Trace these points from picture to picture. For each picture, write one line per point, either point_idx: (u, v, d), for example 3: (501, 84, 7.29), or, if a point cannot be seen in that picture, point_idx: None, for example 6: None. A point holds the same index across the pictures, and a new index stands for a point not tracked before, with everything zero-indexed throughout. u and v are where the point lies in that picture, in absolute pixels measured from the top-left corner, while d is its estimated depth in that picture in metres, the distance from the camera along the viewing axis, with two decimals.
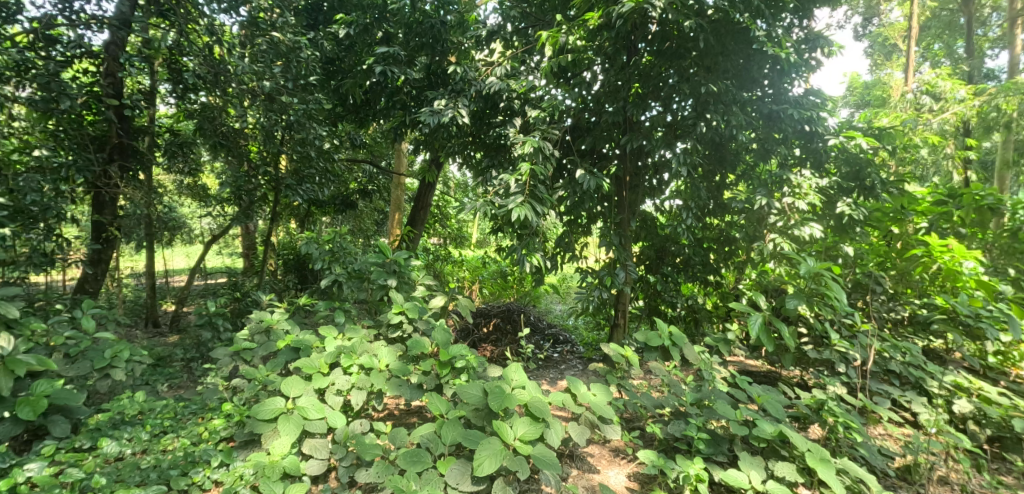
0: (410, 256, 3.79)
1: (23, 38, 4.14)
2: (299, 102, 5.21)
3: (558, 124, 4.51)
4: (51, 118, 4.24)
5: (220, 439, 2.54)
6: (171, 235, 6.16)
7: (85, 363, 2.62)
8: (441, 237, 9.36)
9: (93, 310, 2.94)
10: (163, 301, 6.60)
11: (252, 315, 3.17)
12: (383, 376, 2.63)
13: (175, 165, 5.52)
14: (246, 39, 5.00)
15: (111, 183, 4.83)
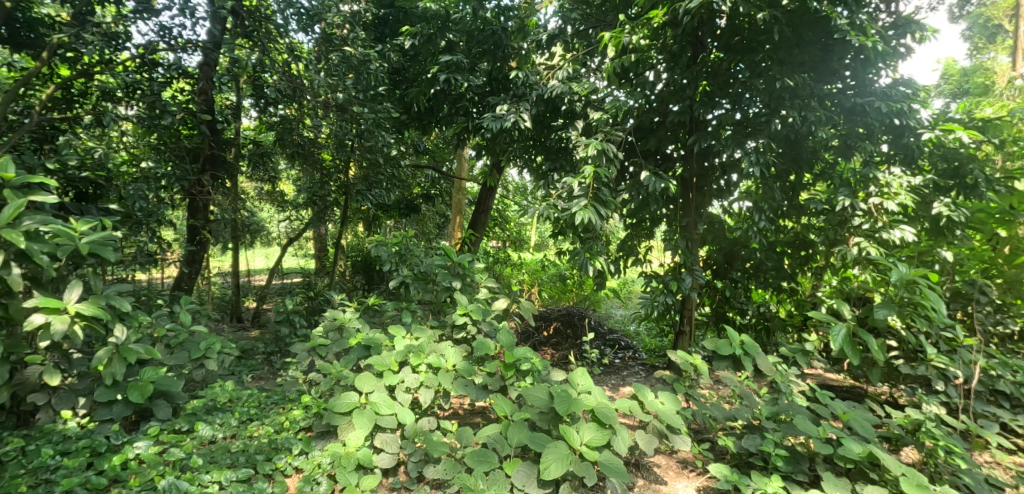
0: (473, 258, 3.86)
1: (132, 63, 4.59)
2: (369, 112, 5.46)
3: (621, 126, 4.42)
4: (153, 136, 4.78)
5: (299, 429, 2.70)
6: (253, 238, 6.64)
7: (184, 354, 2.88)
8: (500, 240, 9.46)
9: (189, 306, 3.22)
10: (245, 299, 7.14)
11: (327, 313, 3.34)
12: (450, 375, 2.69)
13: (256, 175, 5.94)
14: (320, 55, 5.29)
15: (204, 191, 5.31)
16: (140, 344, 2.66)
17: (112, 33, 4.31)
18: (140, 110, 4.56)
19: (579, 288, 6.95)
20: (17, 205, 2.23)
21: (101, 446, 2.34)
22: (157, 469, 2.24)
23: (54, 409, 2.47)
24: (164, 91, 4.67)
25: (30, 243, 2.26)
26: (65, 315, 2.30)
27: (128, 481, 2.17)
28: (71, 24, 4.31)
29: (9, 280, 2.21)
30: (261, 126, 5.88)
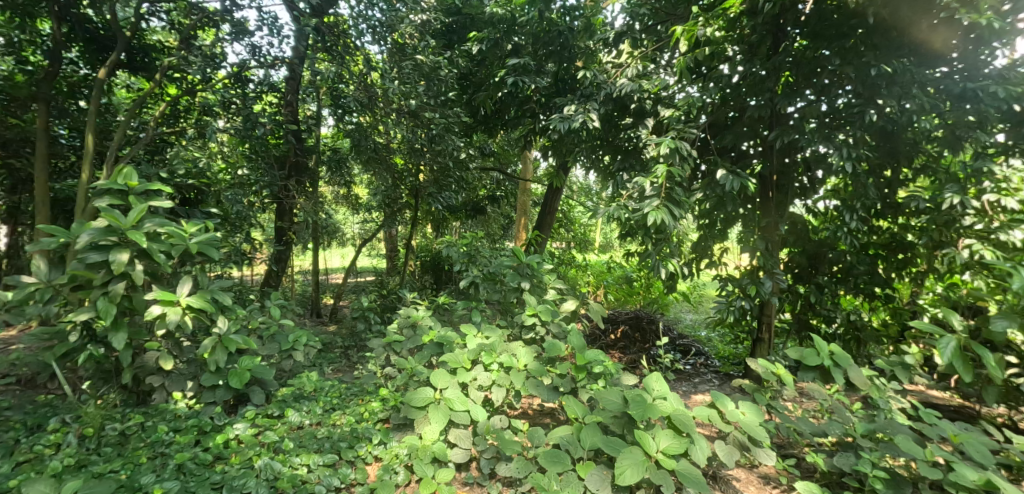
0: (541, 259, 3.87)
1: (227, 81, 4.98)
2: (440, 117, 5.63)
3: (694, 123, 4.25)
4: (244, 145, 5.20)
5: (378, 420, 2.84)
6: (331, 239, 7.07)
7: (275, 345, 3.13)
8: (565, 241, 9.42)
9: (279, 301, 3.47)
10: (324, 295, 7.63)
11: (401, 311, 3.49)
12: (521, 375, 2.71)
13: (333, 179, 6.32)
14: (392, 64, 5.50)
15: (290, 195, 5.73)
16: (239, 335, 2.90)
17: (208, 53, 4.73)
18: (229, 124, 4.96)
19: (646, 291, 6.77)
20: (139, 210, 2.51)
21: (207, 426, 2.58)
22: (255, 450, 2.43)
23: (167, 390, 2.75)
24: (255, 105, 5.09)
25: (150, 243, 2.53)
26: (178, 306, 2.55)
27: (229, 459, 2.38)
28: (182, 49, 4.89)
29: (133, 275, 2.49)
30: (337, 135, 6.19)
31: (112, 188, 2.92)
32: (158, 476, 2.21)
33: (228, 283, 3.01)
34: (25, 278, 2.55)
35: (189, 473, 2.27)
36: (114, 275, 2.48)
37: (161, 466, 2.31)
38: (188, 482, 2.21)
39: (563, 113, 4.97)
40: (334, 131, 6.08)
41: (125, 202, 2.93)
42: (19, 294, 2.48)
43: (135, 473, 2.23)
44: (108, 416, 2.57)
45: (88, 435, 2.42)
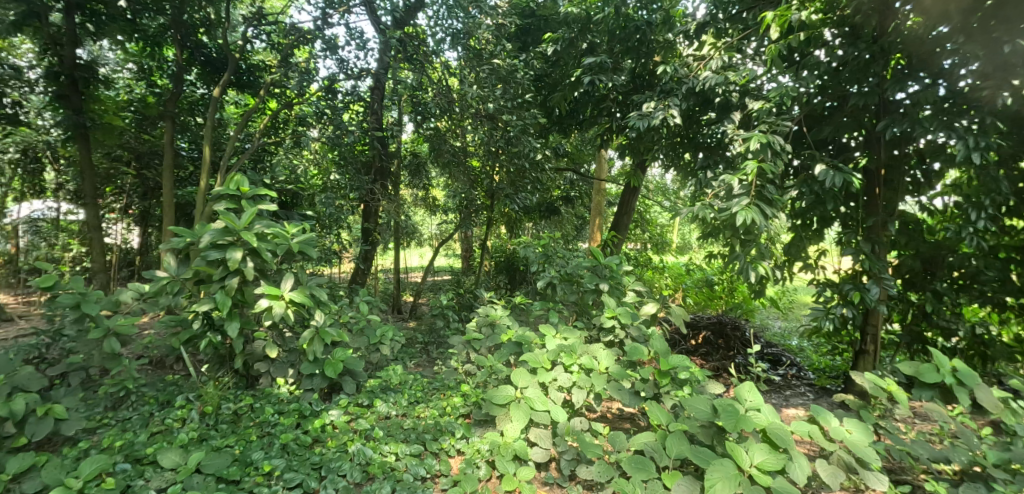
0: (620, 260, 3.80)
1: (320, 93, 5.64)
2: (517, 119, 5.70)
3: (787, 115, 3.96)
4: (332, 152, 5.74)
5: (459, 415, 2.93)
6: (412, 239, 7.41)
7: (365, 339, 3.34)
8: (640, 242, 9.18)
9: (368, 298, 3.70)
10: (405, 293, 8.00)
11: (480, 309, 3.58)
12: (602, 379, 2.68)
13: (412, 182, 6.59)
14: (470, 68, 5.64)
15: (375, 198, 6.06)
16: (333, 328, 3.11)
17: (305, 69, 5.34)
18: (319, 133, 5.69)
19: (730, 295, 6.42)
20: (251, 212, 2.77)
21: (306, 410, 2.80)
22: (348, 435, 2.60)
23: (272, 376, 3.02)
24: (344, 113, 5.63)
25: (259, 242, 2.79)
26: (282, 300, 2.78)
27: (326, 442, 2.56)
28: (282, 68, 5.48)
29: (245, 271, 2.76)
30: (417, 140, 6.40)
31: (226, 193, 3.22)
32: (266, 453, 2.43)
33: (324, 279, 3.26)
34: (159, 273, 2.89)
35: (292, 452, 2.48)
36: (230, 271, 2.76)
37: (269, 444, 2.54)
38: (292, 460, 2.41)
39: (642, 111, 4.84)
40: (414, 137, 6.30)
41: (238, 206, 3.21)
42: (155, 285, 2.82)
43: (247, 448, 2.46)
44: (223, 396, 2.86)
45: (208, 413, 2.71)
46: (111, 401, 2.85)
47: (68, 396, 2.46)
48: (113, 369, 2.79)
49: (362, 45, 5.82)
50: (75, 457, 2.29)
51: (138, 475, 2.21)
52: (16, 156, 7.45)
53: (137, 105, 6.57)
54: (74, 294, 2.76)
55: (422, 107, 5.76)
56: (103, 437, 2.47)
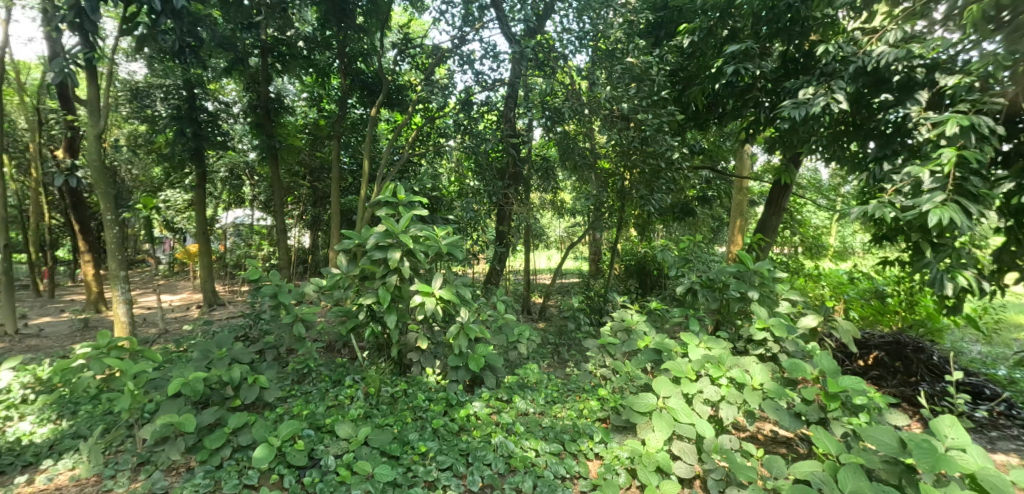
0: (772, 266, 3.46)
1: (455, 106, 6.13)
2: (653, 118, 5.47)
3: (997, 91, 3.24)
4: (470, 160, 6.23)
5: (596, 418, 2.93)
6: (541, 242, 7.58)
7: (503, 336, 3.54)
8: (790, 246, 8.25)
9: (504, 297, 3.89)
10: (535, 295, 8.19)
11: (615, 314, 3.52)
12: (756, 395, 2.48)
13: (542, 186, 6.70)
14: (603, 69, 5.55)
15: (509, 202, 6.30)
16: (476, 324, 3.31)
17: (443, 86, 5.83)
18: (454, 144, 6.34)
19: (910, 310, 5.46)
20: (407, 217, 3.08)
21: (452, 399, 3.03)
22: (491, 427, 2.76)
23: (422, 365, 3.32)
24: (478, 123, 6.14)
25: (414, 244, 3.08)
26: (433, 297, 3.03)
27: (471, 431, 2.73)
28: (425, 86, 6.02)
29: (402, 269, 3.07)
30: (547, 144, 6.48)
31: (385, 200, 3.59)
32: (420, 435, 2.68)
33: (468, 279, 3.50)
34: (334, 269, 3.33)
35: (442, 437, 2.69)
36: (390, 269, 3.09)
37: (422, 427, 2.79)
38: (442, 443, 2.63)
39: (797, 98, 4.33)
40: (545, 142, 6.39)
41: (396, 211, 3.57)
42: (331, 281, 3.25)
43: (404, 429, 2.73)
44: (383, 380, 3.22)
45: (371, 393, 3.06)
46: (297, 376, 3.37)
47: (269, 369, 2.96)
48: (299, 349, 3.28)
49: (498, 58, 6.11)
50: (274, 420, 2.74)
51: (320, 440, 2.58)
52: (226, 174, 9.19)
53: (311, 128, 7.95)
54: (273, 286, 3.31)
55: (552, 112, 5.72)
56: (293, 405, 2.92)
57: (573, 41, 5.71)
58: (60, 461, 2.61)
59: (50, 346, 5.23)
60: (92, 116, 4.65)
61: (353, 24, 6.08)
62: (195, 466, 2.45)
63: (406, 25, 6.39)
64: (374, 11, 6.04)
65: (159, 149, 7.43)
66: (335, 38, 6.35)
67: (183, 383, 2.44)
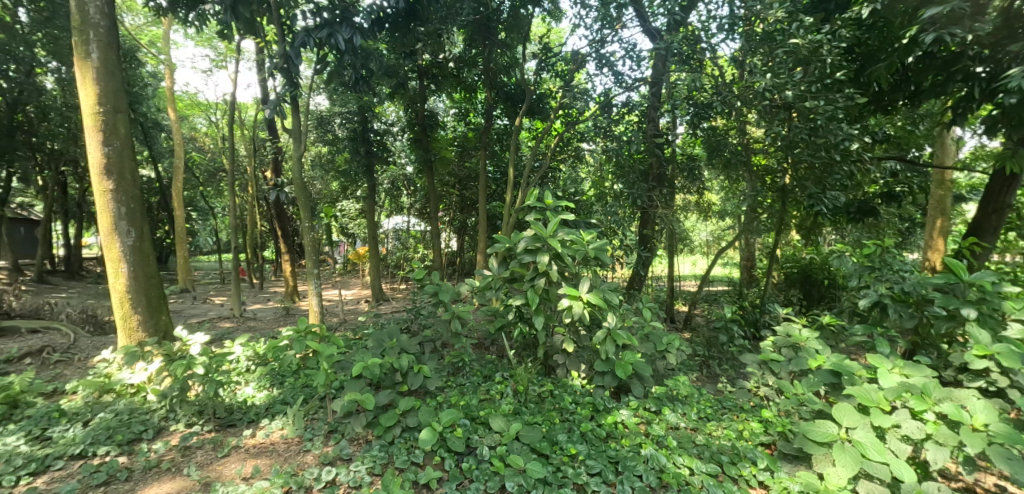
0: (997, 279, 2.82)
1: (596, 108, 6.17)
2: (824, 104, 4.68)
3: None
4: (612, 163, 6.14)
5: (758, 442, 2.71)
6: (686, 247, 7.17)
7: (651, 345, 3.46)
8: (1015, 254, 6.62)
9: (651, 304, 3.78)
10: (678, 303, 7.75)
11: (779, 328, 3.20)
12: (979, 437, 2.03)
13: (686, 186, 6.33)
14: (765, 56, 5.00)
15: (653, 205, 6.07)
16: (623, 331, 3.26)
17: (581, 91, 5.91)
18: (592, 145, 6.48)
19: None
20: (555, 221, 3.17)
21: (599, 405, 3.03)
22: (640, 437, 2.69)
23: (568, 368, 3.38)
24: (614, 126, 6.04)
25: (562, 248, 3.16)
26: (580, 301, 3.06)
27: (620, 439, 2.70)
28: (565, 93, 6.14)
29: (550, 272, 3.16)
30: (691, 141, 6.09)
31: (534, 205, 3.70)
32: (569, 437, 2.72)
33: (615, 284, 3.47)
34: (487, 271, 3.56)
35: (590, 440, 2.71)
36: (539, 272, 3.20)
37: (569, 429, 2.83)
38: (591, 447, 2.64)
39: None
40: (689, 138, 6.01)
41: (544, 216, 3.67)
42: (484, 282, 3.46)
43: (552, 428, 2.79)
44: (531, 379, 3.35)
45: (520, 391, 3.21)
46: (454, 368, 3.66)
47: (431, 360, 3.27)
48: (456, 344, 3.57)
49: (639, 58, 5.95)
50: (435, 407, 3.02)
51: (475, 430, 2.77)
52: (389, 185, 10.38)
53: (459, 140, 8.59)
54: (433, 285, 3.64)
55: (702, 108, 5.45)
56: (451, 395, 3.19)
57: (719, 27, 5.37)
58: (273, 420, 3.18)
59: (263, 328, 6.42)
60: (296, 141, 5.60)
61: (496, 40, 6.41)
62: (372, 439, 2.80)
63: (544, 36, 6.55)
64: (516, 26, 6.31)
65: (338, 166, 8.67)
66: (480, 56, 6.78)
67: (364, 367, 2.80)
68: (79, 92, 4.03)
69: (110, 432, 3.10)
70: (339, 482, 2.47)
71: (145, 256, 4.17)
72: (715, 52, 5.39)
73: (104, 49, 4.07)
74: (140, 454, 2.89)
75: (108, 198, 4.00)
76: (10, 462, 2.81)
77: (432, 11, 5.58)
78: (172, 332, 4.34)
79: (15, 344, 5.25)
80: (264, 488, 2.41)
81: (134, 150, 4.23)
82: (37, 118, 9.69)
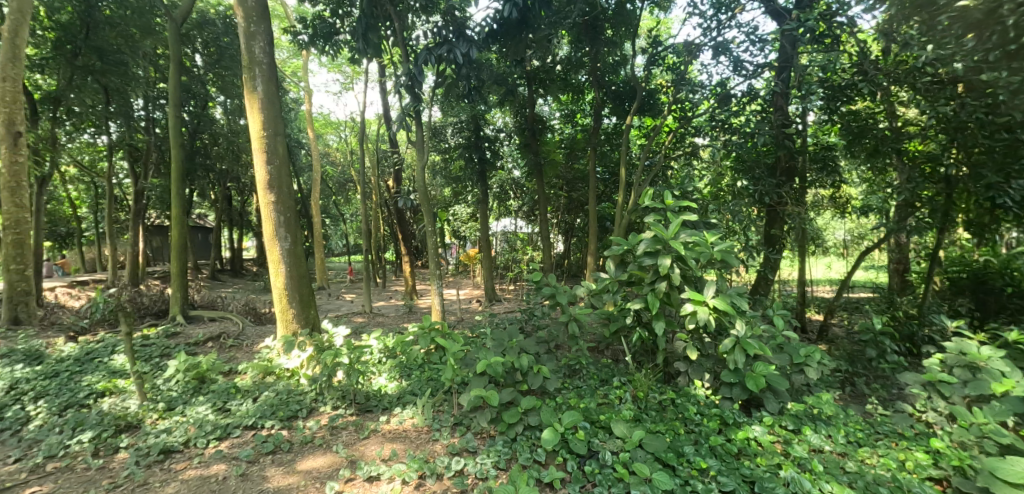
0: None
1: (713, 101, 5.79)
2: (1009, 77, 3.70)
3: None
4: (732, 158, 5.71)
5: (926, 476, 2.39)
6: (821, 248, 6.45)
7: (788, 356, 3.21)
8: None
9: (782, 311, 3.49)
10: (810, 310, 7.01)
11: (950, 343, 2.77)
12: None
13: (820, 180, 5.69)
14: (925, 27, 4.15)
15: (782, 202, 5.54)
16: (754, 340, 3.06)
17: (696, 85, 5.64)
18: (708, 140, 6.11)
19: None
20: (677, 222, 3.03)
21: (728, 418, 2.89)
22: (777, 457, 2.53)
23: (690, 377, 3.26)
24: (735, 118, 5.61)
25: (685, 250, 3.03)
26: (705, 306, 2.93)
27: (754, 457, 2.56)
28: (678, 88, 5.87)
29: (672, 275, 3.04)
30: (827, 128, 5.40)
31: (653, 205, 3.58)
32: (696, 450, 2.63)
33: (743, 289, 3.26)
34: (603, 274, 3.53)
35: (720, 455, 2.60)
36: (660, 275, 3.11)
37: (696, 441, 2.75)
38: (721, 463, 2.54)
39: None
40: (825, 125, 5.36)
41: (662, 216, 3.54)
42: (600, 285, 3.44)
43: (678, 439, 2.72)
44: (651, 386, 3.29)
45: (640, 397, 3.16)
46: (571, 370, 3.70)
47: (549, 361, 3.33)
48: (572, 346, 3.59)
49: (759, 42, 5.50)
50: (555, 407, 3.08)
51: (595, 434, 2.77)
52: (498, 190, 10.72)
53: (567, 142, 8.61)
54: (550, 287, 3.68)
55: (840, 90, 4.89)
56: (569, 396, 3.23)
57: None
58: (405, 409, 3.46)
59: (390, 324, 7.02)
60: (418, 150, 6.02)
61: (603, 39, 6.32)
62: (496, 435, 2.94)
63: (653, 29, 6.31)
64: (623, 21, 6.16)
65: (452, 173, 9.14)
66: (588, 57, 6.71)
67: (487, 364, 2.93)
68: (248, 120, 4.73)
69: (274, 409, 3.58)
70: (467, 473, 2.62)
71: (298, 258, 4.77)
72: (853, 24, 4.73)
73: (265, 82, 4.73)
74: (298, 429, 3.31)
75: (271, 209, 4.66)
76: (202, 427, 3.38)
77: (542, 16, 5.63)
78: (320, 324, 4.92)
79: (200, 331, 6.30)
80: (402, 470, 2.64)
81: (289, 165, 4.85)
82: (210, 143, 11.52)
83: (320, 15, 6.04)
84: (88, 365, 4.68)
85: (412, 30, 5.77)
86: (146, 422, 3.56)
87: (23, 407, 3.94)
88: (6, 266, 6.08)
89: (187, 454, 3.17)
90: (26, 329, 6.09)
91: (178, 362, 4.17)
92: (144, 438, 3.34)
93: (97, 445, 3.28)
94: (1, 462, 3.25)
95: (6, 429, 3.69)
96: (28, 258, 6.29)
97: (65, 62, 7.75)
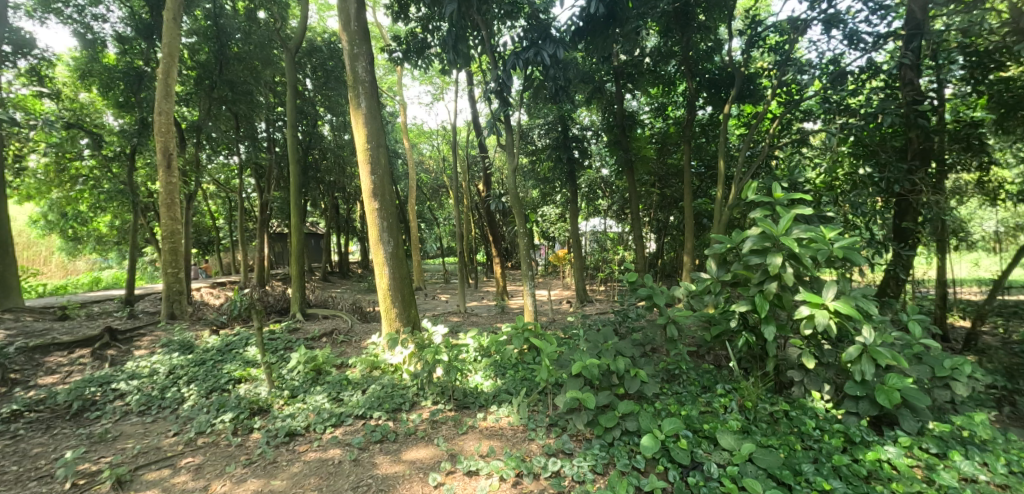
0: None
1: (822, 82, 5.19)
2: None
3: None
4: (849, 143, 5.10)
5: None
6: (966, 243, 5.56)
7: (928, 368, 2.83)
8: None
9: (919, 316, 3.04)
10: (953, 315, 6.07)
11: None
12: None
13: (963, 162, 4.85)
14: None
15: (916, 190, 4.84)
16: (884, 348, 2.73)
17: (802, 66, 5.12)
18: (821, 124, 5.51)
19: None
20: (790, 218, 2.78)
21: (855, 436, 2.63)
22: (917, 483, 2.27)
23: (806, 387, 3.02)
24: (851, 98, 5.00)
25: (799, 247, 2.78)
26: (824, 309, 2.66)
27: (888, 482, 2.33)
28: (782, 70, 5.38)
29: (784, 275, 2.81)
30: (971, 101, 4.92)
31: (760, 198, 3.30)
32: (816, 469, 2.44)
33: (870, 290, 2.93)
34: (703, 274, 3.34)
35: (845, 477, 2.40)
36: (769, 275, 2.88)
37: (816, 459, 2.55)
38: (848, 486, 2.32)
39: None
40: (969, 97, 4.82)
41: (770, 210, 3.25)
42: (701, 286, 3.25)
43: (794, 456, 2.54)
44: (761, 395, 3.07)
45: (749, 407, 2.99)
46: (671, 375, 3.56)
47: (648, 365, 3.23)
48: (671, 350, 3.45)
49: (879, 10, 4.88)
50: (655, 412, 3.00)
51: (699, 444, 2.67)
52: (587, 189, 10.56)
53: (658, 136, 8.26)
54: (646, 288, 3.52)
55: (986, 60, 4.31)
56: (669, 402, 3.12)
57: None
58: (501, 407, 3.53)
59: (485, 323, 7.23)
60: (506, 153, 6.05)
61: (695, 26, 5.95)
62: (593, 438, 2.91)
63: (748, 8, 5.82)
64: (716, 5, 5.70)
65: (540, 174, 9.16)
66: (679, 46, 6.35)
67: (583, 366, 2.88)
68: (354, 134, 5.13)
69: (381, 401, 3.82)
70: (564, 475, 2.63)
71: (400, 260, 5.07)
72: None
73: (367, 98, 5.09)
74: (403, 421, 3.52)
75: (375, 215, 5.00)
76: (320, 414, 3.71)
77: (629, 7, 5.41)
78: (420, 323, 5.19)
79: (315, 327, 6.91)
80: (499, 467, 2.70)
81: (388, 170, 5.16)
82: (320, 157, 12.66)
83: (412, 32, 6.39)
84: (227, 355, 5.35)
85: (498, 36, 5.89)
86: (274, 407, 3.98)
87: (179, 389, 4.60)
88: (165, 270, 7.14)
89: (308, 437, 3.50)
90: (181, 323, 7.11)
91: (299, 354, 4.63)
92: (273, 421, 3.74)
93: (236, 425, 3.74)
94: (164, 434, 3.83)
95: (167, 407, 4.34)
96: (180, 262, 7.34)
97: (205, 95, 8.94)
